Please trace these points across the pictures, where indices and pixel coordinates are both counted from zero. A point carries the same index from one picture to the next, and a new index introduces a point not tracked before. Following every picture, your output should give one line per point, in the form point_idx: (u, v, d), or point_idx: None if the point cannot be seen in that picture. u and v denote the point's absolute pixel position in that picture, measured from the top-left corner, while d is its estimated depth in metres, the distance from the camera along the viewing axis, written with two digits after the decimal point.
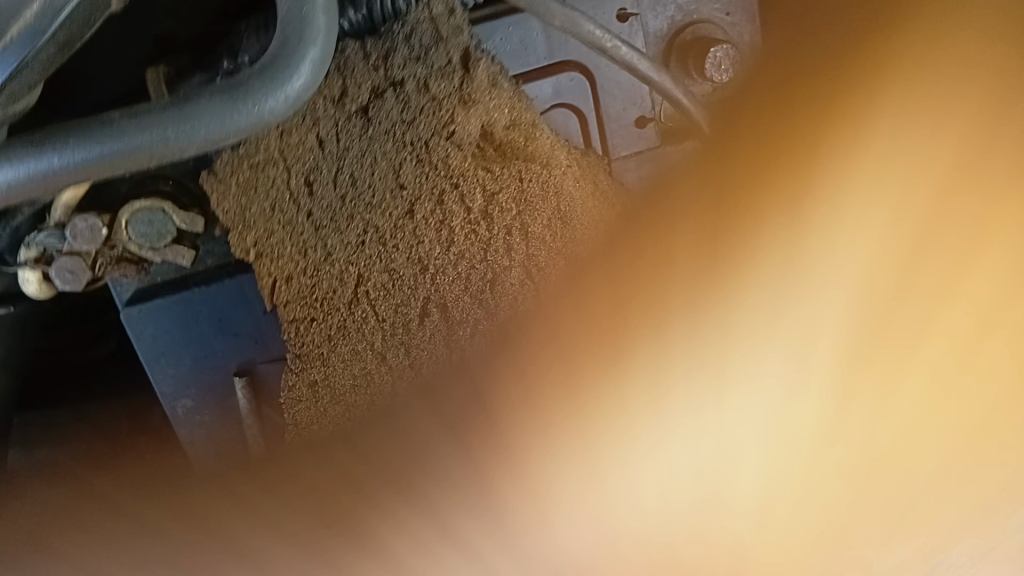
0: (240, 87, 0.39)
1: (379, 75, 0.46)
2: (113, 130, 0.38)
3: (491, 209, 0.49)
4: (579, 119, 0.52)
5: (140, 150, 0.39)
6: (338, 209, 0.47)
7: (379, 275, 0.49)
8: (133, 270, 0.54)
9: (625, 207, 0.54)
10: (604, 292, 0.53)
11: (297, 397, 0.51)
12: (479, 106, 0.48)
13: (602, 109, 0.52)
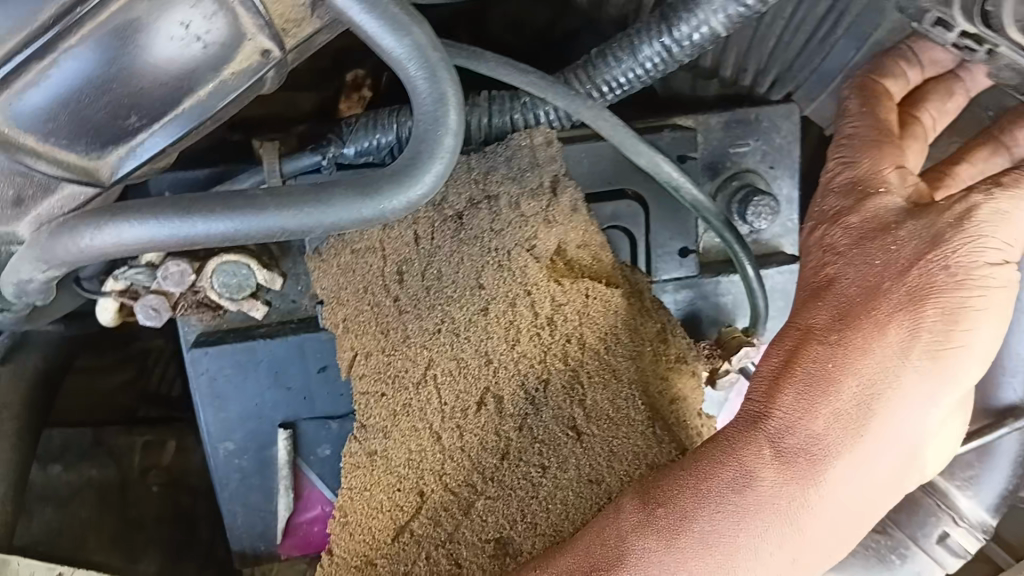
0: (370, 185, 0.43)
1: (478, 188, 0.54)
2: (256, 205, 0.43)
3: (555, 317, 0.54)
4: (628, 241, 0.64)
5: (274, 225, 0.43)
6: (423, 297, 0.54)
7: (448, 361, 0.54)
8: (207, 314, 0.63)
9: (666, 330, 0.59)
10: (642, 409, 0.54)
11: (355, 462, 0.55)
12: (558, 227, 0.54)
13: (649, 237, 0.64)
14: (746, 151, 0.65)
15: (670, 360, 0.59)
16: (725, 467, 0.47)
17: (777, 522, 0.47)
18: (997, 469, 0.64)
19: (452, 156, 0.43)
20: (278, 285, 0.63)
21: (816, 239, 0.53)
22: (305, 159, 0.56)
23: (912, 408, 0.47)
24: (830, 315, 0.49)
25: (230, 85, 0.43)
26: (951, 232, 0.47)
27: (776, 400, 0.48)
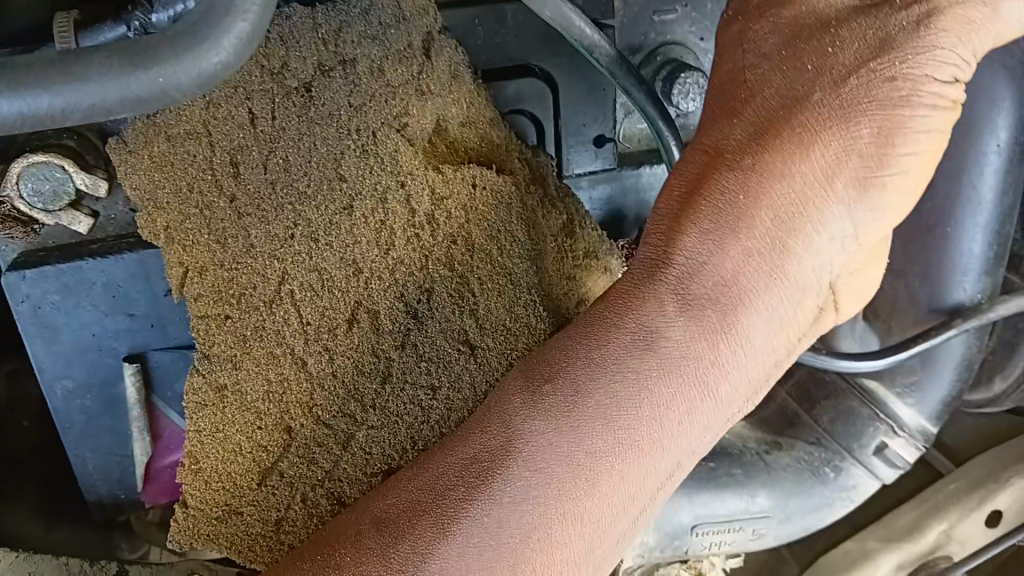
0: (140, 52, 0.32)
1: (328, 50, 0.42)
2: None
3: (437, 213, 0.45)
4: (535, 127, 0.56)
5: (13, 113, 0.31)
6: (267, 195, 0.43)
7: (307, 273, 0.44)
8: (19, 232, 0.51)
9: (572, 221, 0.50)
10: (543, 319, 0.47)
11: (203, 400, 0.45)
12: (435, 99, 0.44)
13: (561, 121, 0.56)
14: (671, 17, 0.58)
15: (577, 257, 0.50)
16: (623, 328, 0.40)
17: (680, 386, 0.39)
18: (942, 373, 0.63)
19: (262, 13, 0.32)
20: (104, 190, 0.51)
21: (739, 34, 0.42)
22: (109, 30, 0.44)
23: (833, 242, 0.39)
24: (746, 133, 0.40)
25: None
26: (901, 35, 0.38)
27: (677, 244, 0.40)
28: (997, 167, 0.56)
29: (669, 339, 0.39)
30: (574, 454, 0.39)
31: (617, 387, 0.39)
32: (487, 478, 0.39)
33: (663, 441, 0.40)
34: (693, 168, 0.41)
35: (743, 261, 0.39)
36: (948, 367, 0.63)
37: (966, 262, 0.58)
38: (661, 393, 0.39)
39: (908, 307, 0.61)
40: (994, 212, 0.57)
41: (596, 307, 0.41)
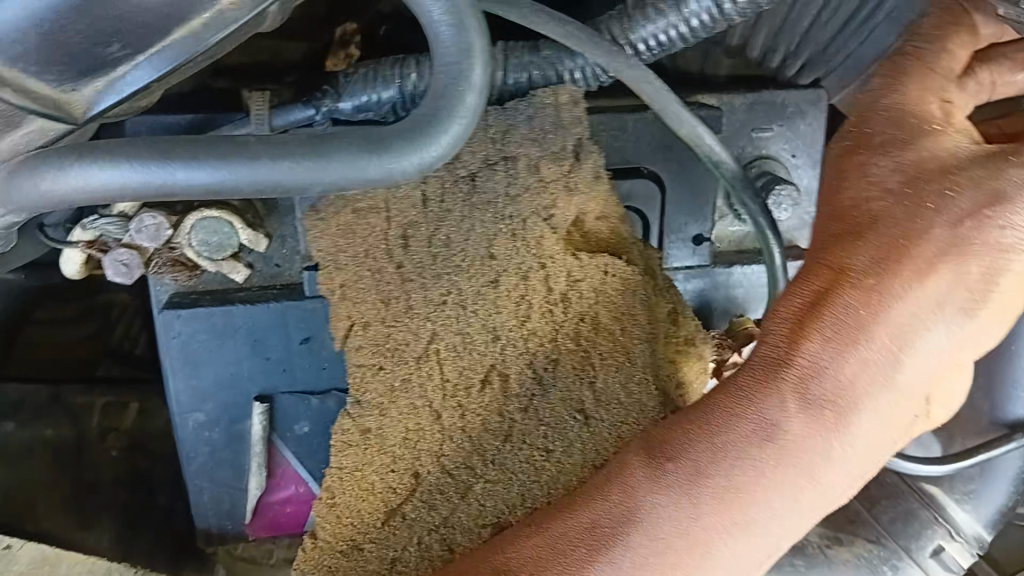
0: (376, 139, 0.39)
1: (494, 148, 0.50)
2: (246, 154, 0.38)
3: (570, 294, 0.50)
4: (643, 223, 0.63)
5: (270, 178, 0.38)
6: (428, 265, 0.49)
7: (452, 336, 0.50)
8: (183, 274, 0.57)
9: (676, 311, 0.55)
10: (653, 398, 0.51)
11: (347, 440, 0.51)
12: (579, 195, 0.50)
13: (665, 219, 0.63)
14: (768, 135, 0.65)
15: (681, 344, 0.55)
16: (745, 420, 0.46)
17: (788, 474, 0.45)
18: (997, 482, 0.70)
19: (470, 120, 0.39)
20: (261, 246, 0.58)
21: (856, 163, 0.47)
22: (298, 111, 0.52)
23: (939, 359, 0.45)
24: (870, 256, 0.45)
25: (230, 16, 0.37)
26: (1016, 190, 0.43)
27: (800, 346, 0.46)
28: None
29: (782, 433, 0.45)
30: (690, 526, 0.45)
31: (727, 468, 0.45)
32: (606, 543, 0.46)
33: (769, 523, 0.46)
34: (816, 280, 0.46)
35: (856, 368, 0.45)
36: (1002, 479, 0.70)
37: None
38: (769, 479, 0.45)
39: None
40: None
41: (717, 398, 0.47)
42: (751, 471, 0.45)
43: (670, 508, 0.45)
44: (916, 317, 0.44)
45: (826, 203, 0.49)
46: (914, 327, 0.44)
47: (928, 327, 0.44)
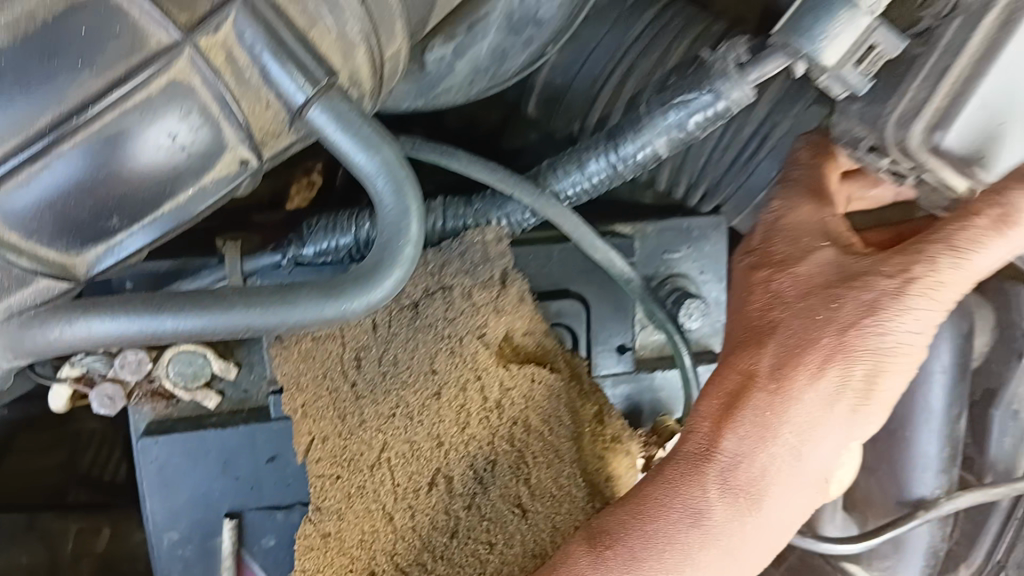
0: (334, 287, 0.46)
1: (431, 280, 0.59)
2: (223, 306, 0.45)
3: (502, 401, 0.58)
4: (572, 335, 0.72)
5: (245, 324, 0.45)
6: (378, 383, 0.57)
7: (400, 445, 0.57)
8: (160, 403, 0.65)
9: (602, 411, 0.63)
10: (582, 491, 0.58)
11: (310, 544, 0.58)
12: (506, 315, 0.58)
13: (591, 331, 0.72)
14: (678, 257, 0.76)
15: (608, 440, 0.63)
16: (672, 511, 0.54)
17: (711, 553, 0.54)
18: (909, 558, 0.78)
19: (411, 263, 0.48)
20: (231, 376, 0.65)
21: (763, 279, 0.57)
22: (267, 256, 0.61)
23: (838, 446, 0.53)
24: (772, 358, 0.54)
25: (208, 190, 0.48)
26: (888, 302, 0.51)
27: (718, 439, 0.55)
28: (943, 387, 0.74)
29: (704, 516, 0.54)
30: None
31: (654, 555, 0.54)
32: None
33: None
34: (729, 380, 0.56)
35: (767, 452, 0.53)
36: (913, 556, 0.77)
37: (924, 461, 0.75)
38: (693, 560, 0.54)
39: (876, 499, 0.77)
40: (943, 423, 0.74)
41: (649, 488, 0.56)
42: (677, 553, 0.54)
43: None
44: (817, 410, 0.52)
45: (746, 316, 0.57)
46: (813, 418, 0.53)
47: (827, 413, 0.52)
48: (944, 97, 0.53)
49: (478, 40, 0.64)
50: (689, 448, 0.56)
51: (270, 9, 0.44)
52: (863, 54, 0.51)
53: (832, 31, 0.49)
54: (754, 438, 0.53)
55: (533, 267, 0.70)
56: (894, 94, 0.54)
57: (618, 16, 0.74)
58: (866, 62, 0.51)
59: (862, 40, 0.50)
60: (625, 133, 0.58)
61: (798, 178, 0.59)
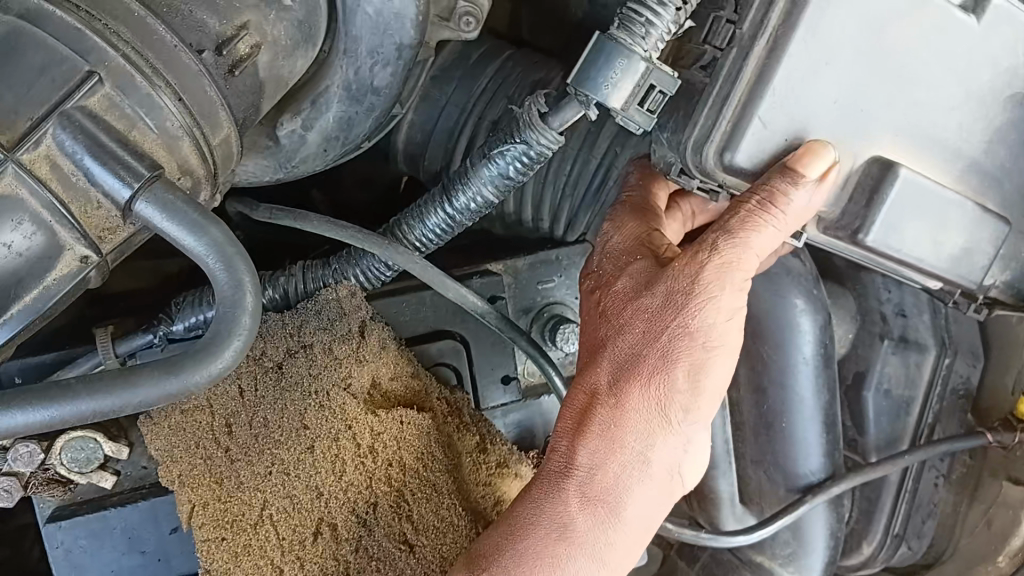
0: (173, 363, 0.50)
1: (293, 340, 0.61)
2: (68, 395, 0.48)
3: (376, 445, 0.61)
4: (455, 374, 0.74)
5: (89, 409, 0.48)
6: (252, 444, 0.60)
7: (281, 499, 0.60)
8: (58, 489, 0.67)
9: (485, 440, 0.66)
10: (463, 517, 0.62)
11: None
12: (370, 364, 0.62)
13: (473, 367, 0.75)
14: (552, 285, 0.80)
15: (493, 467, 0.66)
16: (540, 523, 0.58)
17: (582, 560, 0.58)
18: (814, 545, 0.81)
19: (251, 334, 0.51)
20: (125, 454, 0.68)
21: (595, 298, 0.63)
22: (139, 338, 0.65)
23: (674, 439, 0.58)
24: (608, 371, 0.60)
25: (54, 288, 0.50)
26: (690, 299, 0.57)
27: (574, 451, 0.59)
28: (811, 372, 0.76)
29: (568, 523, 0.58)
30: None
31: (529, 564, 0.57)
32: None
33: None
34: (576, 397, 0.61)
35: (615, 457, 0.58)
36: (816, 544, 0.81)
37: (805, 447, 0.78)
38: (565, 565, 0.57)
39: (770, 491, 0.81)
40: (817, 409, 0.77)
41: (520, 509, 0.59)
42: (548, 560, 0.57)
43: None
44: (650, 408, 0.58)
45: (585, 335, 0.63)
46: (646, 418, 0.58)
47: (659, 411, 0.58)
48: (728, 123, 0.55)
49: (323, 112, 0.68)
50: (551, 462, 0.60)
51: (86, 118, 0.48)
52: (645, 96, 0.55)
53: (610, 79, 0.54)
54: (602, 445, 0.58)
55: (408, 312, 0.73)
56: (689, 125, 0.57)
57: (462, 73, 0.78)
58: (649, 102, 0.56)
59: (643, 82, 0.55)
60: (457, 186, 0.65)
61: (627, 200, 0.65)
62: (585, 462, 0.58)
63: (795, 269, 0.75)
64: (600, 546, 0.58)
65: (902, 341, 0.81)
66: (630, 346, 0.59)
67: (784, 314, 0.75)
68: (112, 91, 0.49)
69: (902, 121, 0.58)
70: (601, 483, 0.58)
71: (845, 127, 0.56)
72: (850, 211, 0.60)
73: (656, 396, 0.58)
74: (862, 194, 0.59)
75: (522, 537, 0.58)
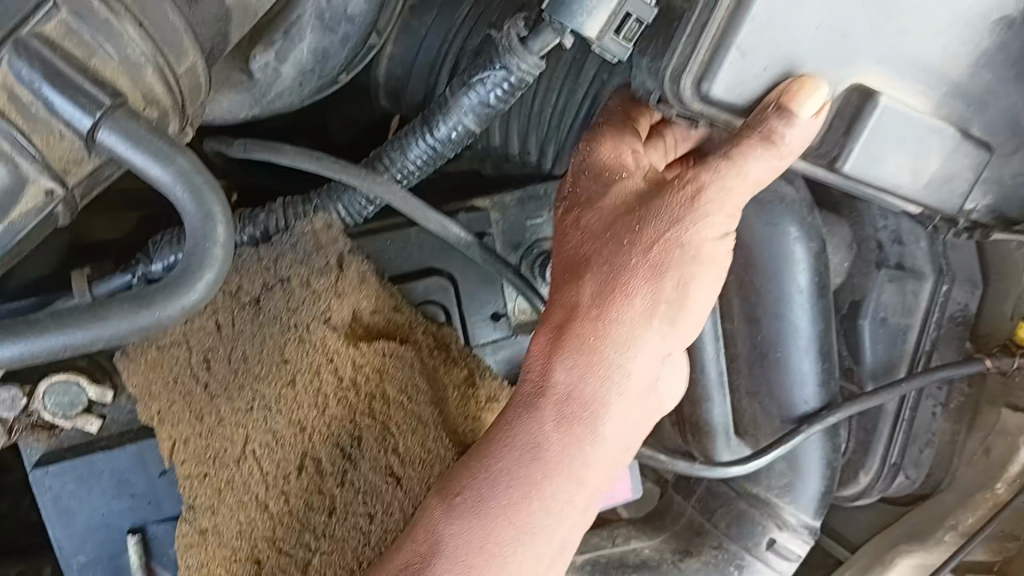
0: (146, 297, 0.49)
1: (270, 274, 0.61)
2: (38, 329, 0.47)
3: (357, 378, 0.60)
4: (443, 312, 0.73)
5: (60, 344, 0.47)
6: (231, 380, 0.60)
7: (262, 435, 0.59)
8: (43, 434, 0.67)
9: (473, 375, 0.65)
10: (449, 450, 0.61)
11: (188, 542, 0.59)
12: (350, 296, 0.61)
13: (461, 305, 0.74)
14: (540, 221, 0.78)
15: (481, 401, 0.65)
16: (523, 438, 0.57)
17: (560, 481, 0.57)
18: (809, 474, 0.81)
19: (223, 266, 0.50)
20: (111, 399, 0.67)
21: (575, 219, 0.61)
22: (118, 278, 0.63)
23: (655, 356, 0.58)
24: (588, 290, 0.58)
25: (19, 224, 0.50)
26: (683, 216, 0.55)
27: (554, 369, 0.58)
28: (805, 302, 0.75)
29: (553, 439, 0.57)
30: (487, 531, 0.56)
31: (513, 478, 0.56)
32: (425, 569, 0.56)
33: (553, 518, 0.57)
34: (553, 317, 0.60)
35: (596, 373, 0.57)
36: (811, 472, 0.80)
37: (799, 377, 0.77)
38: (550, 478, 0.57)
39: (764, 422, 0.80)
40: (811, 337, 0.76)
41: (495, 430, 0.58)
42: (533, 475, 0.56)
43: (476, 519, 0.56)
44: (634, 322, 0.57)
45: (562, 256, 0.61)
46: (631, 332, 0.57)
47: (641, 324, 0.57)
48: (707, 51, 0.53)
49: (296, 43, 0.65)
50: (533, 381, 0.59)
51: (44, 45, 0.47)
52: (622, 23, 0.53)
53: (586, 6, 0.52)
54: (584, 361, 0.57)
55: (392, 250, 0.72)
56: (668, 52, 0.54)
57: (442, 3, 0.76)
58: (627, 31, 0.54)
59: (619, 10, 0.53)
60: (438, 117, 0.63)
61: (605, 121, 0.63)
62: (566, 378, 0.57)
63: (790, 197, 0.73)
64: (586, 460, 0.57)
65: (899, 268, 0.79)
66: (614, 265, 0.57)
67: (778, 244, 0.73)
68: (69, 17, 0.47)
69: (886, 48, 0.56)
70: (585, 399, 0.57)
71: (829, 58, 0.55)
72: (830, 139, 0.61)
73: (641, 313, 0.57)
74: (839, 124, 0.60)
75: (505, 451, 0.57)
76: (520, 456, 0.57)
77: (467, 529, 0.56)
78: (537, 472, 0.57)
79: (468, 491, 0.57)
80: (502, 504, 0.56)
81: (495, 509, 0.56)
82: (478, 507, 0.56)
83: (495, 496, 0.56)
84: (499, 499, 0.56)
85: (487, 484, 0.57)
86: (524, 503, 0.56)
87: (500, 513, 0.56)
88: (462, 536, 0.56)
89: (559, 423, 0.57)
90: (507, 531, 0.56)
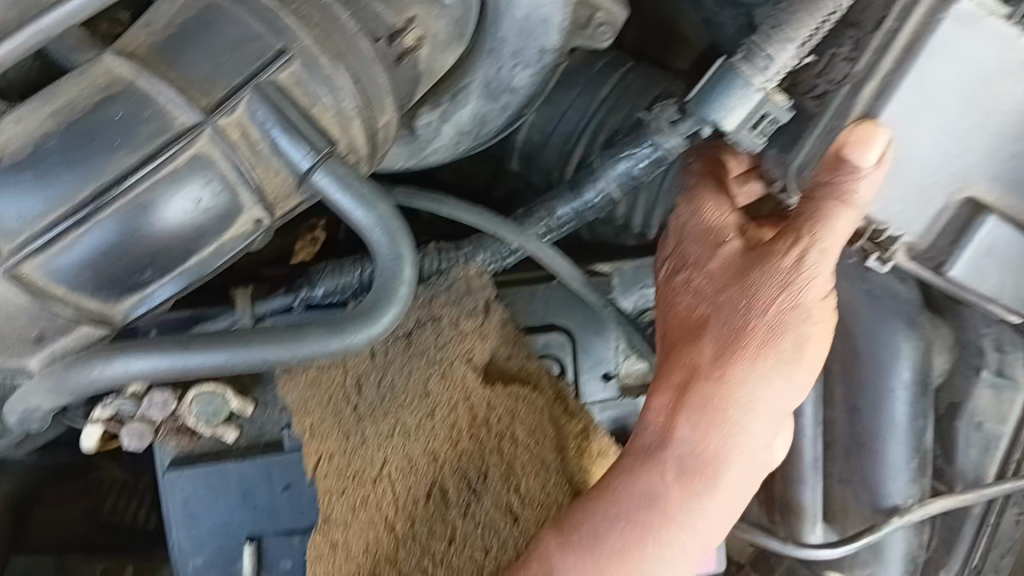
0: (339, 322, 0.54)
1: (423, 312, 0.68)
2: (244, 343, 0.53)
3: (489, 417, 0.66)
4: (558, 366, 0.78)
5: (263, 358, 0.54)
6: (379, 405, 0.66)
7: (399, 459, 0.64)
8: (185, 439, 0.72)
9: (587, 429, 0.69)
10: (565, 497, 0.65)
11: (318, 553, 0.64)
12: (490, 339, 0.67)
13: (576, 362, 0.78)
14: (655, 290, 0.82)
15: (592, 455, 0.69)
16: (644, 477, 0.62)
17: (674, 529, 0.60)
18: (891, 567, 0.82)
19: (406, 302, 0.56)
20: (246, 411, 0.73)
21: (679, 279, 0.68)
22: (277, 300, 0.70)
23: (772, 406, 0.62)
24: (708, 350, 0.63)
25: (229, 245, 0.55)
26: (790, 274, 0.61)
27: (676, 418, 0.63)
28: (906, 399, 0.77)
29: (671, 477, 0.61)
30: (611, 558, 0.60)
31: (638, 511, 0.60)
32: None
33: (671, 555, 0.60)
34: (673, 374, 0.64)
35: (714, 420, 0.62)
36: (894, 564, 0.81)
37: (893, 473, 0.79)
38: (673, 515, 0.60)
39: (854, 512, 0.82)
40: (909, 433, 0.78)
41: (619, 470, 0.63)
42: (656, 510, 0.60)
43: (600, 543, 0.60)
44: (752, 374, 0.61)
45: (676, 321, 0.67)
46: (752, 386, 0.61)
47: (762, 375, 0.61)
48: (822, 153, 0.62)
49: (461, 106, 0.72)
50: (653, 429, 0.64)
51: (276, 92, 0.52)
52: (757, 121, 0.60)
53: (728, 103, 0.59)
54: (703, 411, 0.62)
55: (520, 302, 0.77)
56: (795, 150, 0.63)
57: (586, 79, 0.82)
58: (760, 128, 0.60)
59: (756, 110, 0.59)
60: (585, 181, 0.69)
61: (697, 182, 0.69)
62: (687, 427, 0.62)
63: (903, 296, 0.76)
64: (704, 502, 0.61)
65: (998, 375, 0.81)
66: (733, 327, 0.63)
67: (883, 340, 0.77)
68: (301, 69, 0.53)
69: (997, 168, 0.63)
70: (708, 444, 0.62)
71: (945, 168, 0.63)
72: (938, 245, 0.66)
73: (761, 369, 0.61)
74: (950, 229, 0.66)
75: (629, 487, 0.61)
76: (646, 492, 0.61)
77: (593, 553, 0.60)
78: (660, 506, 0.61)
79: (597, 519, 0.61)
80: (626, 535, 0.60)
81: (619, 538, 0.60)
82: (605, 534, 0.60)
83: (619, 527, 0.60)
84: (622, 528, 0.60)
85: (612, 515, 0.61)
86: (645, 537, 0.60)
87: (623, 543, 0.60)
88: (586, 555, 0.60)
89: (682, 465, 0.62)
90: (629, 559, 0.60)
